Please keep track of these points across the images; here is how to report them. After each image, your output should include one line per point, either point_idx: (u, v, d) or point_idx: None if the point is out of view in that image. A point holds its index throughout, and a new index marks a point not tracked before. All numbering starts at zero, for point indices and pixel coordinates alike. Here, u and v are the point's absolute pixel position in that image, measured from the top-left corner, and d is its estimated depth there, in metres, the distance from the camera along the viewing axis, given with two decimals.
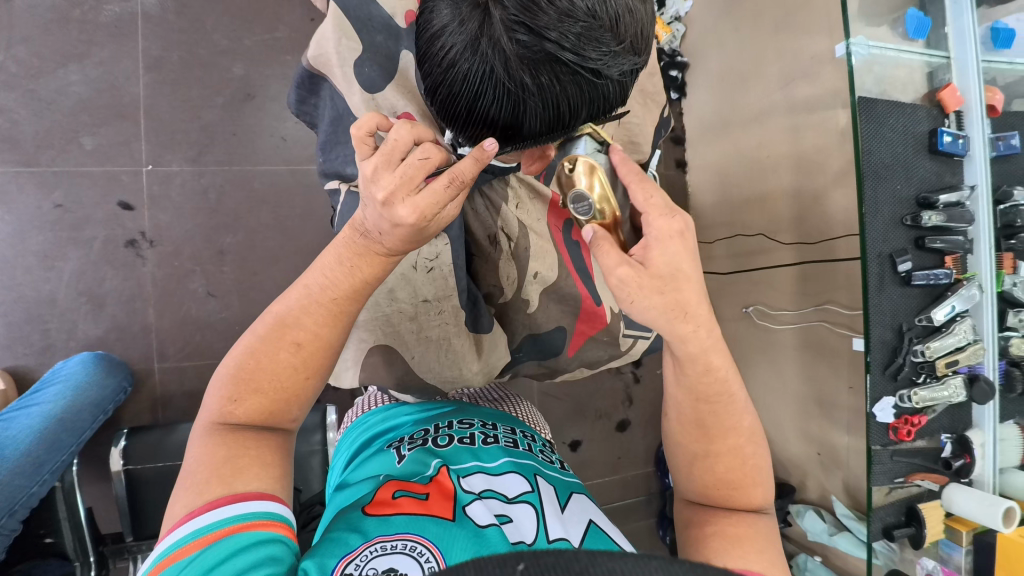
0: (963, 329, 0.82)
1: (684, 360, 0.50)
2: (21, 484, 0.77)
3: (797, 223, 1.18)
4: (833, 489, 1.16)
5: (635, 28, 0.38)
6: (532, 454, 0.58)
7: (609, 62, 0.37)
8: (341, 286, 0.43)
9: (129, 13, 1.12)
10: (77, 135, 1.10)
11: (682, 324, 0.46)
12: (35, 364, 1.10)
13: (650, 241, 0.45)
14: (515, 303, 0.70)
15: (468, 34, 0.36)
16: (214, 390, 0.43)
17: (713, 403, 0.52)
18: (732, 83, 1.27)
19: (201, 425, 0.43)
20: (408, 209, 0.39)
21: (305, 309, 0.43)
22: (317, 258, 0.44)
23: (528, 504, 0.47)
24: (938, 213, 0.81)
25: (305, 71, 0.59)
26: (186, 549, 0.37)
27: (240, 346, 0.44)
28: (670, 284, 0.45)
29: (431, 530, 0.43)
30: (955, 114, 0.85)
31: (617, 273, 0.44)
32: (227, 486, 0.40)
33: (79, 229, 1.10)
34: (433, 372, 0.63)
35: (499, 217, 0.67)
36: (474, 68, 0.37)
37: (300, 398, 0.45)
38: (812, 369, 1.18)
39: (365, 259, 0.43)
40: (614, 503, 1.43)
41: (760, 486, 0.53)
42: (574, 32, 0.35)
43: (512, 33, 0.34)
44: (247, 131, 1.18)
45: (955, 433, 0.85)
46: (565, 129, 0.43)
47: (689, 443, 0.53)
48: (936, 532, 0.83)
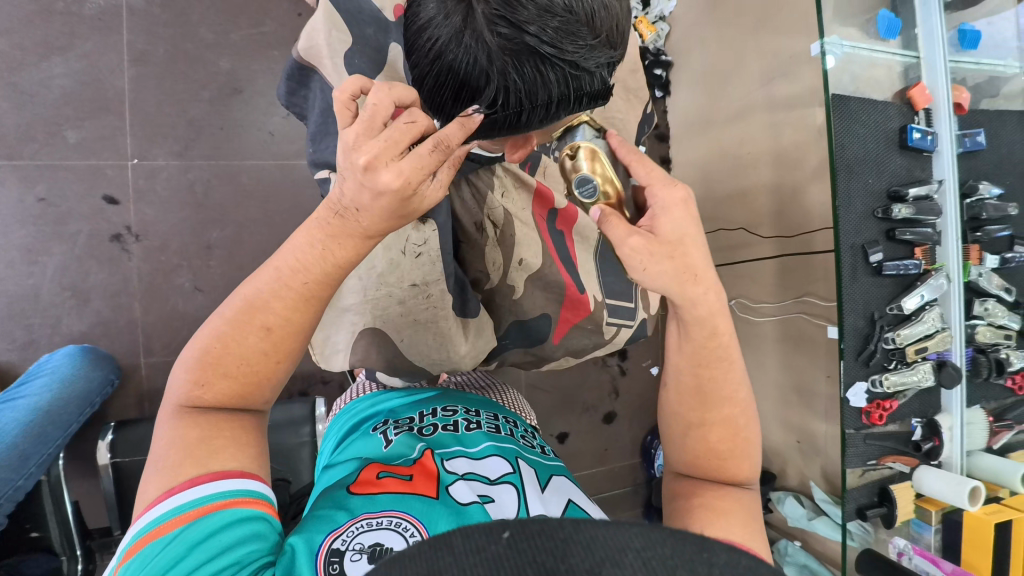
0: (931, 317, 0.86)
1: (690, 323, 0.52)
2: (7, 477, 0.77)
3: (777, 218, 1.21)
4: (812, 475, 1.19)
5: (610, 23, 0.40)
6: (514, 437, 0.59)
7: (586, 54, 0.40)
8: (313, 273, 0.41)
9: (114, 6, 1.11)
10: (61, 129, 1.10)
11: (690, 288, 0.49)
12: (18, 360, 1.08)
13: (656, 210, 0.47)
14: (501, 289, 0.71)
15: (453, 26, 0.38)
16: (180, 373, 0.41)
17: (713, 368, 0.54)
18: (714, 81, 1.31)
19: (167, 410, 0.41)
20: (391, 174, 0.38)
21: (276, 293, 0.40)
22: (289, 238, 0.41)
23: (511, 484, 0.49)
24: (907, 206, 0.84)
25: (295, 64, 0.60)
26: (168, 525, 0.37)
27: (205, 329, 0.42)
28: (678, 249, 0.48)
29: (415, 507, 0.44)
30: (924, 111, 0.88)
31: (629, 243, 0.47)
32: (201, 466, 0.39)
33: (63, 223, 1.09)
34: (422, 356, 0.64)
35: (485, 205, 0.68)
36: (458, 59, 0.39)
37: (271, 381, 0.43)
38: (791, 360, 1.21)
39: (339, 240, 0.40)
40: (601, 493, 1.45)
41: (747, 459, 0.55)
42: (552, 26, 0.37)
43: (494, 26, 0.36)
44: (235, 126, 1.18)
45: (926, 417, 0.89)
46: (547, 119, 0.45)
47: (686, 411, 0.56)
48: (909, 511, 0.86)
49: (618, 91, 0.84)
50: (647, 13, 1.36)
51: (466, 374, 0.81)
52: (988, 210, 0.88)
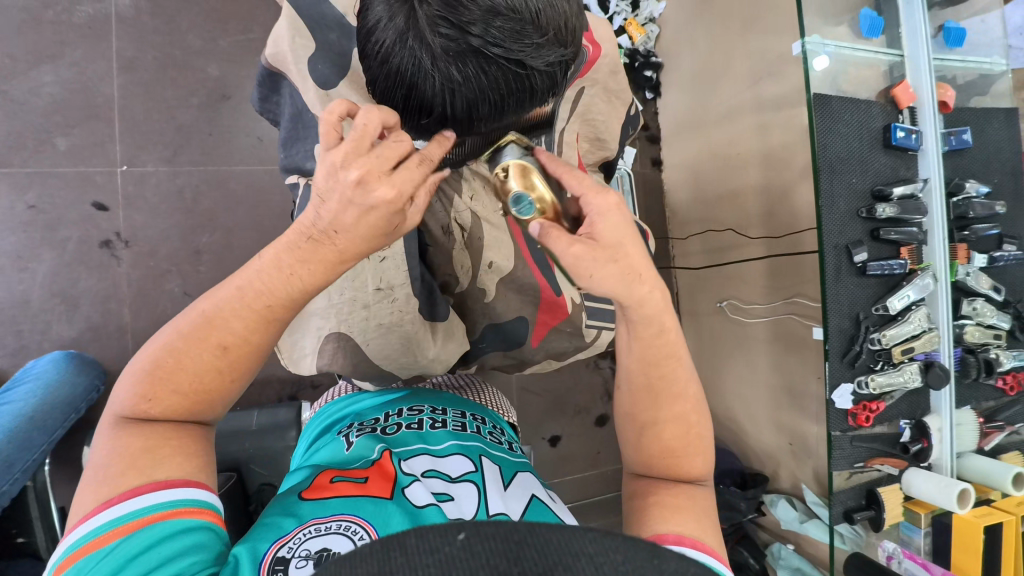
0: (918, 317, 0.85)
1: (638, 323, 0.51)
2: None
3: (767, 218, 1.20)
4: (804, 478, 1.18)
5: (558, 21, 0.39)
6: (480, 435, 0.63)
7: (533, 53, 0.39)
8: (282, 293, 0.42)
9: (102, 15, 1.13)
10: (50, 136, 1.10)
11: (637, 287, 0.48)
12: (8, 366, 1.09)
13: (593, 217, 0.46)
14: (471, 292, 0.72)
15: (398, 28, 0.37)
16: (126, 385, 0.42)
17: (662, 367, 0.53)
18: (702, 83, 1.30)
19: (110, 420, 0.42)
20: (384, 189, 0.39)
21: (236, 312, 0.41)
22: (256, 258, 0.42)
23: (471, 483, 0.52)
24: (891, 205, 0.84)
25: (264, 70, 0.61)
26: (104, 538, 0.38)
27: (154, 343, 0.42)
28: (620, 252, 0.47)
29: (367, 510, 0.47)
30: (908, 109, 0.88)
31: (571, 251, 0.45)
32: (144, 475, 0.40)
33: (53, 230, 1.10)
34: (390, 360, 0.66)
35: (453, 209, 0.67)
36: (405, 59, 0.38)
37: (223, 397, 0.44)
38: (782, 361, 1.20)
39: (306, 261, 0.41)
40: (594, 497, 1.45)
41: (700, 454, 0.56)
42: (495, 26, 0.36)
43: (436, 27, 0.36)
44: (223, 131, 1.19)
45: (914, 419, 0.88)
46: (504, 116, 0.44)
47: (637, 411, 0.55)
48: (897, 514, 0.85)
49: (597, 93, 0.84)
50: (636, 15, 1.36)
51: (445, 376, 0.80)
52: (975, 209, 0.87)
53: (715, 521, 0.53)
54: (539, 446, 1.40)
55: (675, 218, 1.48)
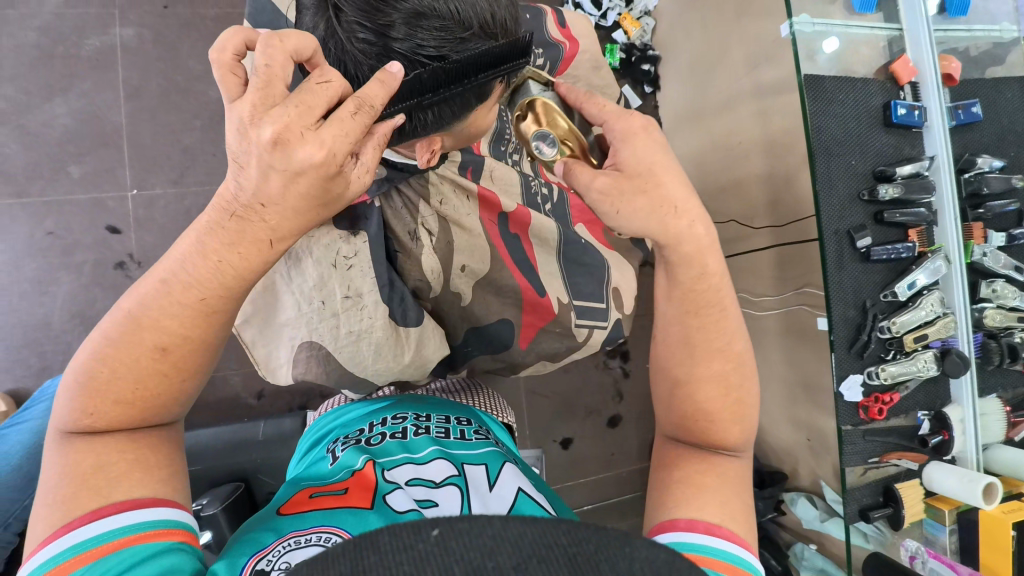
0: (930, 302, 0.81)
1: (678, 262, 0.52)
2: (13, 498, 0.84)
3: (772, 207, 1.17)
4: (823, 475, 1.13)
5: (474, 17, 0.48)
6: (464, 440, 0.63)
7: (451, 47, 0.48)
8: (209, 284, 0.42)
9: (109, 46, 1.18)
10: (64, 165, 1.16)
11: (671, 219, 0.50)
12: (34, 385, 1.14)
13: (617, 144, 0.51)
14: (445, 297, 0.72)
15: (329, 33, 0.47)
16: (64, 399, 0.43)
17: (702, 315, 0.54)
18: (700, 72, 1.28)
19: (55, 436, 0.43)
20: (313, 149, 0.39)
21: (165, 310, 0.42)
22: (178, 247, 0.42)
23: (454, 486, 0.53)
24: (895, 185, 0.80)
25: None
26: (67, 564, 0.38)
27: (88, 356, 0.43)
28: (648, 181, 0.50)
29: (346, 521, 0.48)
30: (910, 85, 0.84)
31: (597, 184, 0.50)
32: (103, 497, 0.41)
33: (70, 254, 1.15)
34: (367, 368, 0.67)
35: (419, 214, 0.68)
36: (338, 55, 0.48)
37: (174, 400, 0.46)
38: (795, 354, 1.16)
39: (235, 244, 0.41)
40: (609, 500, 1.42)
41: (737, 423, 0.54)
42: (410, 27, 0.46)
43: (360, 27, 0.46)
44: (227, 151, 1.23)
45: (933, 410, 0.83)
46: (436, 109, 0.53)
47: (674, 365, 0.55)
48: (917, 512, 0.81)
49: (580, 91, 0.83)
50: (629, 9, 1.35)
51: (438, 384, 0.80)
52: (989, 184, 0.82)
53: (741, 499, 0.51)
54: (551, 449, 1.39)
55: None
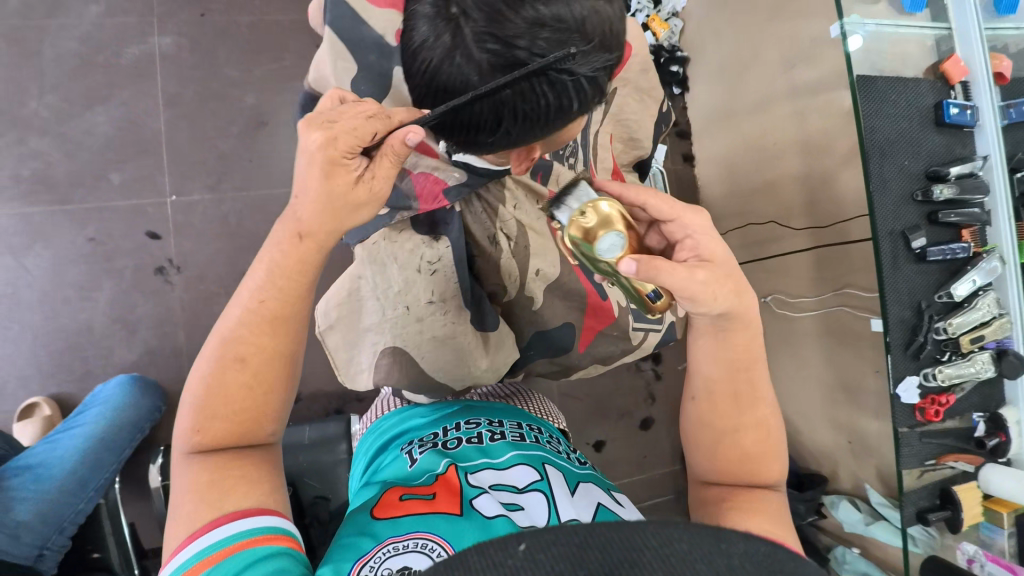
0: (986, 303, 0.80)
1: (737, 330, 0.55)
2: (69, 501, 0.86)
3: (809, 209, 1.15)
4: (866, 478, 1.12)
5: (600, 28, 0.43)
6: (539, 444, 0.64)
7: (580, 60, 0.42)
8: (271, 291, 0.47)
9: (148, 55, 1.20)
10: (105, 172, 1.17)
11: (743, 297, 0.53)
12: (76, 390, 1.15)
13: (694, 237, 0.54)
14: (518, 300, 0.73)
15: (446, 46, 0.41)
16: (181, 421, 0.47)
17: (746, 372, 0.56)
18: (733, 73, 1.27)
19: (178, 455, 0.47)
20: (320, 135, 0.46)
21: (243, 322, 0.46)
22: (256, 270, 0.47)
23: (539, 492, 0.53)
24: (949, 186, 0.79)
25: (308, 95, 0.64)
26: (193, 570, 0.40)
27: (196, 375, 0.47)
28: (727, 266, 0.54)
29: (440, 526, 0.49)
30: (961, 84, 0.83)
31: (698, 275, 0.51)
32: (217, 509, 0.43)
33: (111, 260, 1.17)
34: (444, 371, 0.69)
35: (498, 218, 0.69)
36: (456, 72, 0.42)
37: (267, 413, 0.48)
38: (835, 355, 1.15)
39: (288, 247, 0.47)
40: (642, 502, 1.42)
41: (776, 461, 0.57)
42: (542, 37, 0.40)
43: (483, 44, 0.40)
44: (262, 157, 1.23)
45: (988, 411, 0.83)
46: (547, 127, 0.48)
47: (717, 419, 0.57)
48: (974, 515, 0.80)
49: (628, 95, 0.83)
50: (659, 12, 1.35)
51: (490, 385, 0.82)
52: None
53: (789, 527, 0.54)
54: (584, 452, 1.39)
55: (711, 213, 1.45)
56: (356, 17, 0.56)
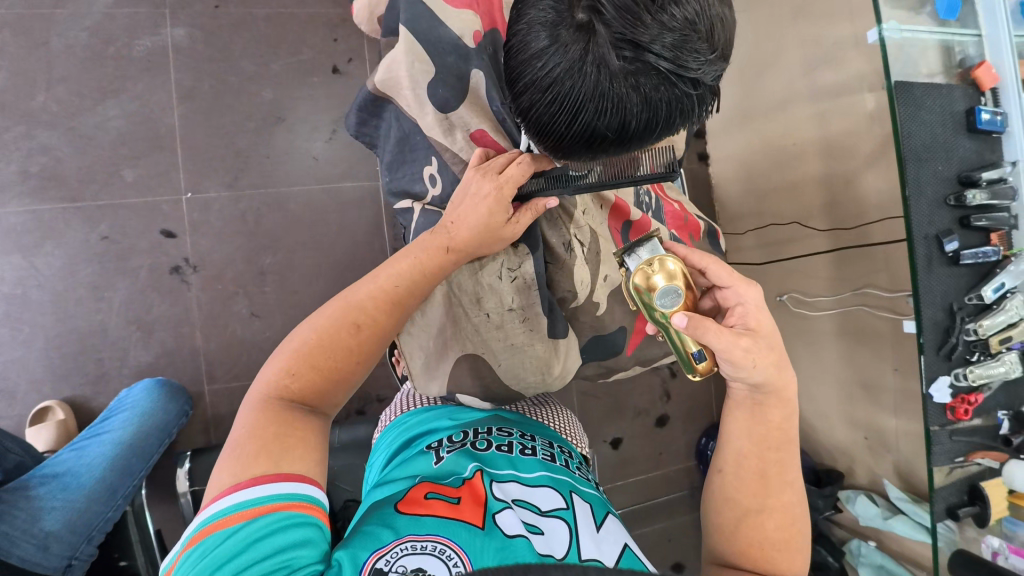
0: (1016, 305, 0.82)
1: (770, 406, 0.58)
2: (97, 510, 0.86)
3: (829, 209, 1.16)
4: (883, 473, 1.16)
5: (724, 36, 0.41)
6: (568, 469, 0.63)
7: (704, 69, 0.40)
8: (404, 279, 0.56)
9: (160, 47, 1.16)
10: (118, 169, 1.13)
11: (779, 375, 0.57)
12: (91, 393, 1.13)
13: (748, 310, 0.58)
14: (586, 305, 0.75)
15: (573, 54, 0.39)
16: (275, 365, 0.52)
17: (779, 452, 0.58)
18: (750, 73, 1.27)
19: (254, 398, 0.50)
20: (490, 183, 0.56)
21: (370, 296, 0.54)
22: (399, 261, 0.56)
23: (562, 520, 0.52)
24: (981, 190, 0.81)
25: (369, 95, 0.65)
26: (230, 519, 0.43)
27: (308, 328, 0.53)
28: (771, 339, 0.57)
29: (460, 535, 0.48)
30: (991, 91, 0.85)
31: (741, 343, 0.55)
32: (273, 463, 0.46)
33: (125, 259, 1.13)
34: (518, 379, 0.72)
35: (572, 223, 0.71)
36: (580, 80, 0.39)
37: (346, 381, 0.54)
38: (853, 354, 1.18)
39: (428, 253, 0.57)
40: (658, 498, 1.44)
41: (799, 553, 0.58)
42: (674, 43, 0.38)
43: (619, 50, 0.38)
44: (279, 154, 1.20)
45: (1013, 410, 0.86)
46: (662, 136, 0.46)
47: (744, 496, 0.58)
48: (1001, 510, 0.83)
49: None
50: None
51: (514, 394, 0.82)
52: None
53: None
54: (602, 450, 1.40)
55: (727, 213, 1.46)
56: (433, 15, 0.58)
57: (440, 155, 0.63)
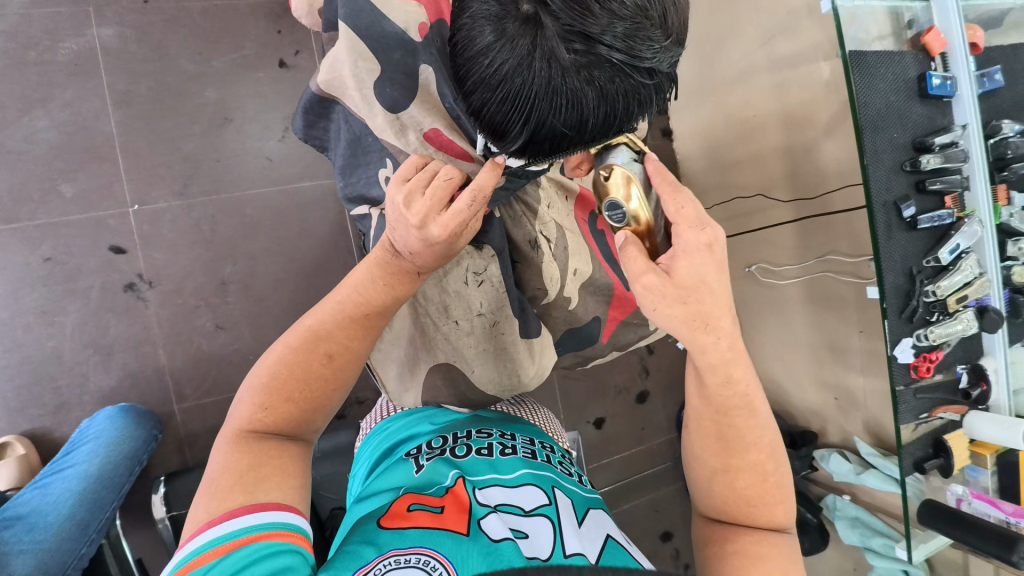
0: (968, 265, 0.86)
1: (705, 370, 0.51)
2: (70, 547, 0.83)
3: (791, 179, 1.17)
4: (854, 430, 1.21)
5: (680, 20, 0.39)
6: (550, 465, 0.63)
7: (660, 57, 0.39)
8: (372, 297, 0.52)
9: (87, 49, 1.07)
10: (54, 184, 1.06)
11: (702, 336, 0.49)
12: (52, 424, 1.07)
13: (677, 252, 0.48)
14: (558, 301, 0.76)
15: (521, 49, 0.37)
16: (246, 399, 0.49)
17: (733, 416, 0.53)
18: (708, 46, 1.27)
19: (228, 433, 0.48)
20: (439, 229, 0.47)
21: (336, 323, 0.51)
22: (359, 273, 0.52)
23: (545, 517, 0.52)
24: (936, 155, 0.83)
25: (314, 96, 0.62)
26: (204, 557, 0.41)
27: (272, 356, 0.51)
28: (693, 294, 0.48)
29: (445, 545, 0.47)
30: (940, 56, 0.86)
31: (642, 280, 0.48)
32: (248, 495, 0.44)
33: (73, 280, 1.07)
34: (494, 383, 0.72)
35: (538, 219, 0.71)
36: (530, 77, 0.37)
37: (323, 409, 0.52)
38: (820, 319, 1.21)
39: (397, 276, 0.52)
40: (643, 473, 1.47)
41: (781, 502, 0.55)
42: (628, 32, 0.36)
43: (569, 43, 0.36)
44: (230, 156, 1.14)
45: (970, 363, 0.90)
46: (621, 126, 0.45)
47: (710, 457, 0.55)
48: (963, 459, 0.88)
49: None
50: None
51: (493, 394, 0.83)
52: (1014, 148, 0.86)
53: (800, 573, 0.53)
54: (586, 431, 1.42)
55: (692, 188, 1.47)
56: (375, 10, 0.55)
57: (394, 157, 0.60)
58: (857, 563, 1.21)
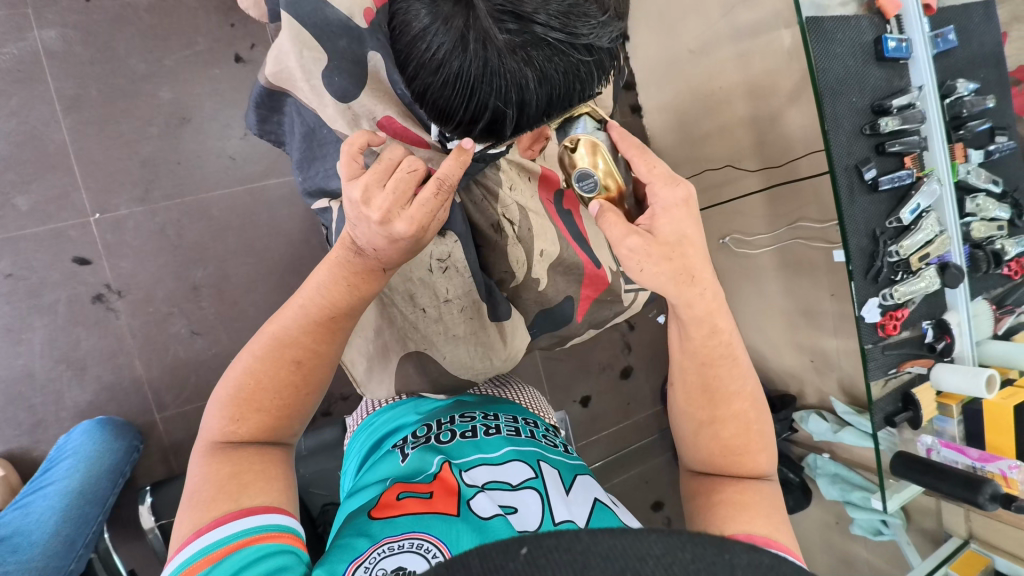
0: (929, 224, 0.89)
1: (690, 323, 0.53)
2: (59, 564, 0.83)
3: (759, 148, 1.19)
4: (830, 390, 1.24)
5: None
6: (536, 440, 0.64)
7: (598, 33, 0.39)
8: (337, 300, 0.50)
9: (29, 53, 1.02)
10: (8, 197, 1.02)
11: (688, 289, 0.50)
12: (30, 443, 1.06)
13: (657, 210, 0.50)
14: (526, 283, 0.76)
15: (454, 31, 0.36)
16: (215, 413, 0.49)
17: (718, 366, 0.55)
18: (671, 18, 1.26)
19: (202, 447, 0.49)
20: (405, 224, 0.46)
21: (302, 328, 0.50)
22: (318, 277, 0.50)
23: (534, 490, 0.53)
24: (893, 118, 0.85)
25: (264, 90, 0.62)
26: (196, 565, 0.41)
27: (240, 365, 0.50)
28: (676, 250, 0.50)
29: (436, 527, 0.48)
30: (895, 18, 0.87)
31: (627, 244, 0.49)
32: (234, 501, 0.45)
33: (38, 295, 1.04)
34: (466, 368, 0.73)
35: (499, 203, 0.70)
36: (466, 58, 0.37)
37: (299, 412, 0.52)
38: (792, 285, 1.24)
39: (362, 274, 0.50)
40: (631, 446, 1.51)
41: (763, 451, 0.57)
42: (561, 10, 0.36)
43: (502, 23, 0.36)
44: (192, 157, 1.11)
45: (934, 318, 0.93)
46: (566, 105, 0.44)
47: (696, 410, 0.57)
48: (931, 410, 0.91)
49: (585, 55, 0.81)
50: None
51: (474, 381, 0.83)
52: (968, 107, 0.89)
53: (785, 517, 0.53)
54: (573, 409, 1.44)
55: (663, 162, 1.48)
56: None
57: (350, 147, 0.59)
58: (839, 516, 1.26)
